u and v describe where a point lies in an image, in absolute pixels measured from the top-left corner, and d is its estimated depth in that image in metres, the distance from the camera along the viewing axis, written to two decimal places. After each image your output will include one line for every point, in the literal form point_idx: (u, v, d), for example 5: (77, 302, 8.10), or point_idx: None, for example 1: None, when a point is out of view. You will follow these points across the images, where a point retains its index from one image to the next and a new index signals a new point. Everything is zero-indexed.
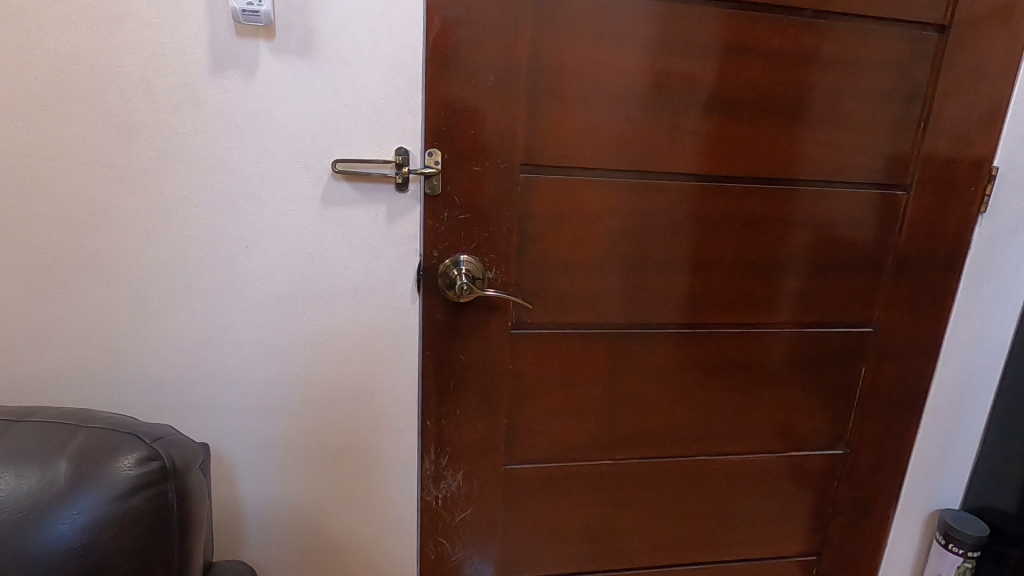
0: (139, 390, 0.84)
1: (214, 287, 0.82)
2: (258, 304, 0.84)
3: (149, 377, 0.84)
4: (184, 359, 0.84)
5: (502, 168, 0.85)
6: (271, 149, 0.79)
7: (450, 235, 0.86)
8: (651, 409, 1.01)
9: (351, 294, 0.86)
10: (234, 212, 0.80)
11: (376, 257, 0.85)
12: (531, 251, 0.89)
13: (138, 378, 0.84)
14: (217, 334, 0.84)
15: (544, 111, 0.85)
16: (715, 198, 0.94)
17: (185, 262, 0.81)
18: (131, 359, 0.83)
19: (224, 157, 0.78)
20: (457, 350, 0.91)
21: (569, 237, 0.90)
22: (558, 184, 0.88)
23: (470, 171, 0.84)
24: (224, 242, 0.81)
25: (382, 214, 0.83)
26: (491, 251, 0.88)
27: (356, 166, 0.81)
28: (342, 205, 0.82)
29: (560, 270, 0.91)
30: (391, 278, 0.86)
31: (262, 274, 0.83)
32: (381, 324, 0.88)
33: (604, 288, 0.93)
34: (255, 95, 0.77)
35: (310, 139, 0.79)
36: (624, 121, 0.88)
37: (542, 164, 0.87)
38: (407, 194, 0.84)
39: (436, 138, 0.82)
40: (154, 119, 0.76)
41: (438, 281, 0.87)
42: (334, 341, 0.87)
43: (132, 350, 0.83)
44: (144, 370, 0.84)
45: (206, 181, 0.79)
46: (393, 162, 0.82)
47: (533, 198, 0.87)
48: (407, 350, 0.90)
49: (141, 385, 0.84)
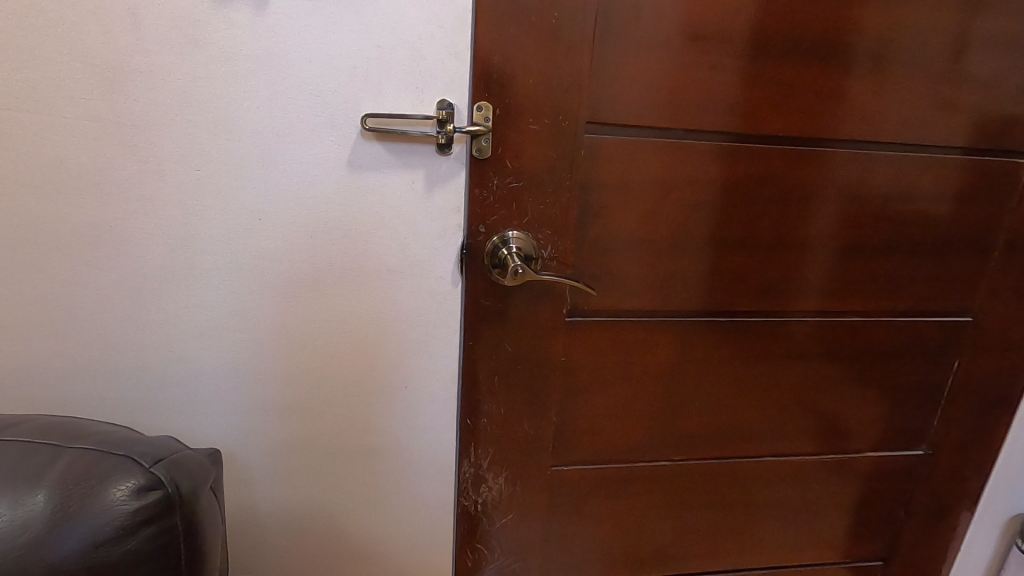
0: (137, 385, 0.73)
1: (222, 267, 0.70)
2: (275, 287, 0.72)
3: (149, 370, 0.72)
4: (191, 350, 0.72)
5: (564, 127, 0.71)
6: (288, 102, 0.65)
7: (500, 207, 0.72)
8: (717, 406, 0.90)
9: (383, 276, 0.73)
10: (244, 178, 0.67)
11: (413, 233, 0.72)
12: (593, 226, 0.76)
13: (139, 371, 0.72)
14: (228, 321, 0.72)
15: (618, 58, 0.70)
16: (807, 165, 0.80)
17: (188, 237, 0.68)
18: (127, 349, 0.71)
19: (231, 110, 0.64)
20: (505, 340, 0.79)
21: (636, 211, 0.77)
22: (629, 147, 0.74)
23: (526, 130, 0.70)
24: (233, 213, 0.68)
25: (420, 181, 0.70)
26: (546, 227, 0.74)
27: (389, 122, 0.67)
28: (373, 171, 0.68)
29: (625, 248, 0.78)
30: (429, 258, 0.73)
31: (279, 252, 0.70)
32: (418, 311, 0.76)
33: (674, 271, 0.80)
34: (267, 33, 0.62)
35: (334, 88, 0.65)
36: (710, 70, 0.73)
37: (612, 122, 0.72)
38: (450, 157, 0.69)
39: (489, 89, 0.68)
40: (142, 61, 0.61)
41: (483, 261, 0.74)
42: (363, 330, 0.75)
43: (128, 340, 0.70)
44: (144, 361, 0.72)
45: (209, 139, 0.65)
46: (435, 118, 0.67)
47: (598, 163, 0.73)
48: (446, 340, 0.78)
49: (142, 378, 0.72)
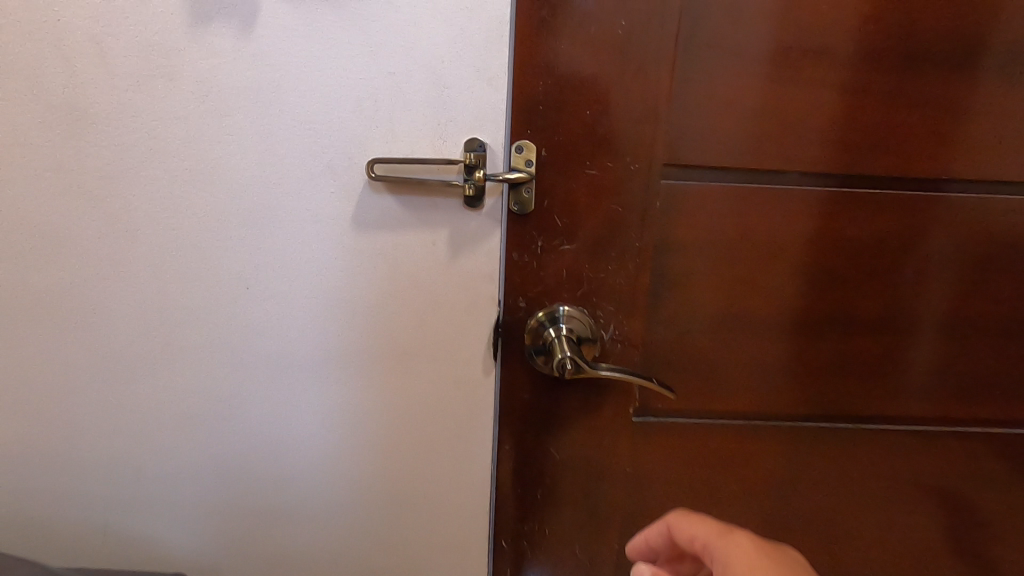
0: (110, 479, 0.61)
1: (206, 344, 0.58)
2: (268, 369, 0.58)
3: (124, 461, 0.61)
4: (173, 439, 0.60)
5: (632, 172, 0.53)
6: (279, 145, 0.51)
7: (546, 274, 0.55)
8: (838, 541, 0.66)
9: (398, 359, 0.58)
10: (230, 239, 0.54)
11: (434, 307, 0.56)
12: (671, 301, 0.57)
13: (113, 462, 0.60)
14: (214, 406, 0.59)
15: (709, 80, 0.52)
16: (982, 219, 0.57)
17: (166, 307, 0.56)
18: (99, 437, 0.59)
19: (213, 157, 0.52)
20: (551, 443, 0.61)
21: (731, 280, 0.57)
22: (723, 196, 0.55)
23: (581, 176, 0.53)
24: (219, 280, 0.56)
25: (442, 243, 0.54)
26: (608, 301, 0.57)
27: (404, 168, 0.52)
28: (383, 231, 0.54)
29: (714, 329, 0.58)
30: (455, 338, 0.57)
31: (273, 328, 0.57)
32: (440, 404, 0.59)
33: (782, 359, 0.60)
34: (253, 61, 0.49)
35: (334, 127, 0.51)
36: (838, 92, 0.53)
37: (699, 164, 0.54)
38: (482, 212, 0.53)
39: (532, 124, 0.52)
40: (111, 100, 0.50)
41: (524, 342, 0.57)
42: (373, 425, 0.60)
43: (101, 427, 0.59)
44: (119, 452, 0.60)
45: (189, 193, 0.53)
46: (462, 162, 0.51)
47: (680, 219, 0.55)
48: (477, 442, 0.60)
49: (116, 471, 0.61)
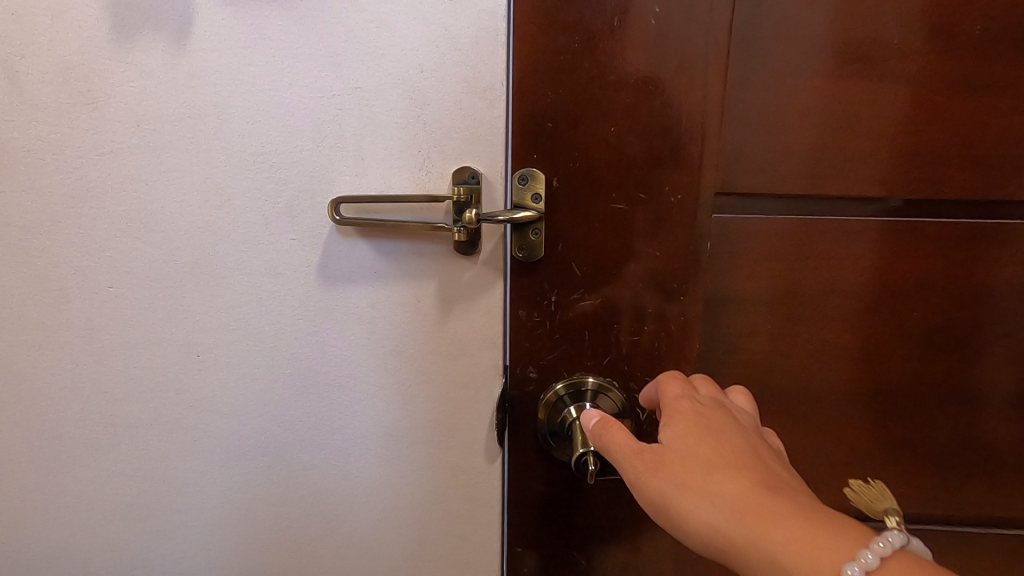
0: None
1: (149, 425, 0.46)
2: (223, 455, 0.47)
3: (60, 564, 0.50)
4: (114, 540, 0.49)
5: (672, 205, 0.41)
6: (226, 183, 0.41)
7: (562, 337, 0.43)
8: None
9: (380, 442, 0.46)
10: (173, 298, 0.44)
11: (422, 377, 0.44)
12: (727, 368, 0.44)
13: (46, 566, 0.50)
14: (159, 503, 0.48)
15: (774, 82, 0.39)
16: None
17: (101, 382, 0.46)
18: (28, 537, 0.49)
19: (148, 201, 0.42)
20: (575, 546, 0.48)
21: (808, 341, 0.43)
22: (795, 233, 0.42)
23: (604, 212, 0.41)
24: (160, 348, 0.45)
25: (430, 299, 0.43)
26: (645, 371, 0.44)
27: (377, 208, 0.41)
28: (355, 286, 0.43)
29: (785, 404, 0.45)
30: (449, 416, 0.45)
31: (228, 406, 0.46)
32: (435, 497, 0.47)
33: (878, 442, 0.45)
34: (193, 82, 0.40)
35: (291, 160, 0.41)
36: (956, 93, 0.39)
37: (762, 192, 0.41)
38: (478, 260, 0.42)
39: (540, 147, 0.40)
40: (24, 134, 0.41)
41: (535, 423, 0.45)
42: (353, 524, 0.48)
43: (30, 525, 0.49)
44: (53, 554, 0.49)
45: (121, 244, 0.43)
46: (450, 198, 0.40)
47: (739, 265, 0.42)
48: (482, 542, 0.48)
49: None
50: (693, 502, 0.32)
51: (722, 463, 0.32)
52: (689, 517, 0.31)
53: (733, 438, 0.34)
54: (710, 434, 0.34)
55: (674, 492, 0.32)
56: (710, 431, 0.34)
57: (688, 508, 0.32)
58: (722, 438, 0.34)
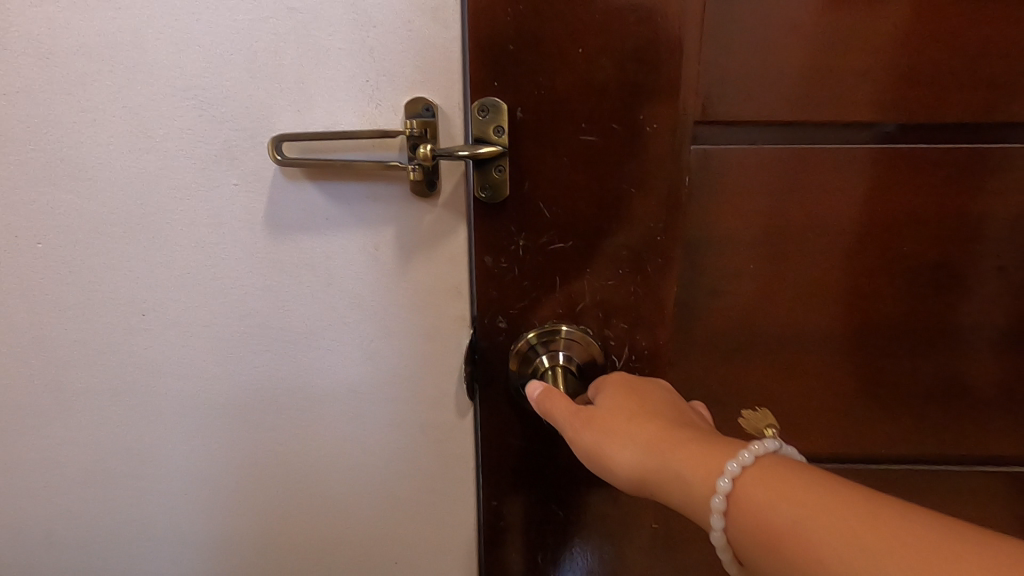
0: (5, 556, 0.48)
1: (97, 391, 0.43)
2: (180, 420, 0.44)
3: (20, 536, 0.48)
4: (74, 509, 0.47)
5: (648, 136, 0.37)
6: (155, 122, 0.37)
7: (532, 283, 0.40)
8: None
9: (345, 400, 0.44)
10: (107, 253, 0.40)
11: (385, 330, 0.42)
12: (707, 312, 0.42)
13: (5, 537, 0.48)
14: (117, 470, 0.46)
15: None
16: None
17: (39, 347, 0.42)
18: None
19: (68, 145, 0.38)
20: (553, 498, 0.46)
21: (793, 281, 0.41)
22: (780, 164, 0.38)
23: (574, 145, 0.37)
24: (99, 308, 0.41)
25: (388, 246, 0.40)
26: (620, 317, 0.41)
27: (324, 146, 0.37)
28: (307, 234, 0.39)
29: (768, 347, 0.43)
30: (417, 370, 0.43)
31: (179, 368, 0.43)
32: (406, 453, 0.45)
33: (863, 383, 0.44)
34: (106, 4, 0.35)
35: (224, 94, 0.36)
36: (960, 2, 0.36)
37: (745, 119, 0.37)
38: (437, 202, 0.39)
39: (501, 73, 0.36)
40: None
41: (506, 375, 0.43)
42: (322, 483, 0.46)
43: None
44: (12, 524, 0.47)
45: (43, 195, 0.39)
46: (403, 133, 0.36)
47: (719, 201, 0.39)
48: (458, 497, 0.47)
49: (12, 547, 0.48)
50: (613, 442, 0.33)
51: (642, 410, 0.34)
52: (610, 457, 0.33)
53: (654, 395, 0.36)
54: (633, 392, 0.36)
55: (594, 432, 0.34)
56: (633, 390, 0.36)
57: (611, 452, 0.33)
58: (647, 394, 0.36)
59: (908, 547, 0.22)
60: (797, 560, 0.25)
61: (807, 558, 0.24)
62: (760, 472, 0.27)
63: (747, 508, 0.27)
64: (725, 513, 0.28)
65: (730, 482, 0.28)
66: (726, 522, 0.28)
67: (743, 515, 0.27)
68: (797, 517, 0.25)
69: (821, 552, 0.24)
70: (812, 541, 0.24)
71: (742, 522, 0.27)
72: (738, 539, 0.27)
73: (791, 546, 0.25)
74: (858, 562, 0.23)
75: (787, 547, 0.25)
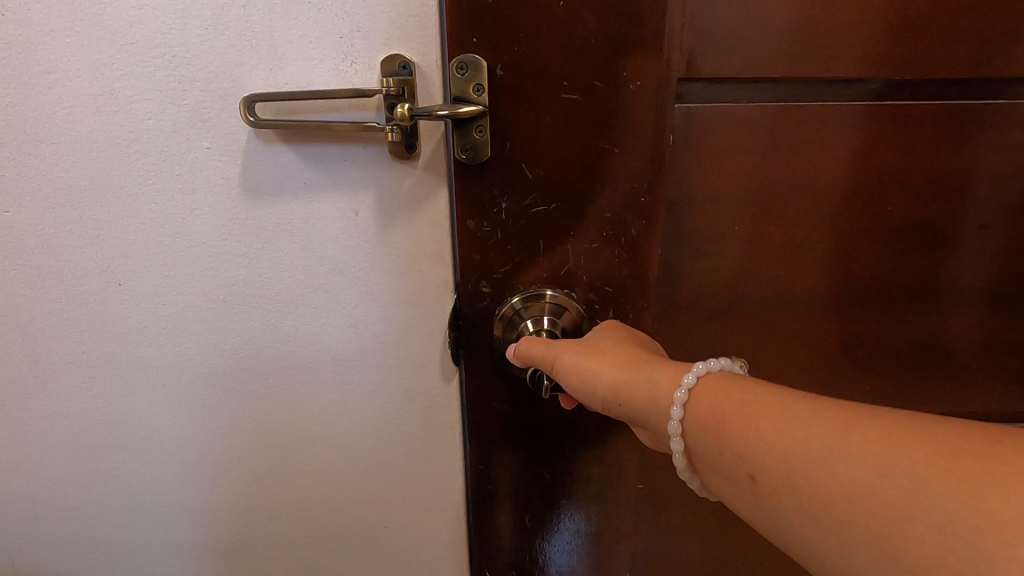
0: None
1: (76, 363, 0.43)
2: (161, 390, 0.44)
3: (4, 508, 0.48)
4: (61, 480, 0.47)
5: (632, 95, 0.36)
6: (120, 83, 0.36)
7: (515, 246, 0.40)
8: None
9: (329, 368, 0.43)
10: (78, 220, 0.39)
11: (368, 296, 0.41)
12: (691, 274, 0.42)
13: None
14: (102, 442, 0.45)
15: None
16: None
17: (12, 318, 0.41)
18: None
19: (28, 107, 0.36)
20: (540, 461, 0.47)
21: (777, 242, 0.41)
22: (765, 123, 0.38)
23: (556, 105, 0.37)
24: (74, 278, 0.40)
25: (368, 210, 0.39)
26: (604, 281, 0.41)
27: (299, 107, 0.36)
28: (284, 199, 0.38)
29: (751, 309, 0.43)
30: (401, 336, 0.43)
31: (159, 338, 0.42)
32: (392, 419, 0.45)
33: (844, 344, 0.44)
34: None
35: (192, 53, 0.35)
36: None
37: (730, 76, 0.37)
38: (417, 164, 0.38)
39: (480, 28, 0.35)
40: None
41: (491, 340, 0.43)
42: (309, 451, 0.46)
43: None
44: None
45: (5, 160, 0.37)
46: (381, 92, 0.35)
47: (704, 161, 0.39)
48: (446, 462, 0.47)
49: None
50: (589, 358, 0.36)
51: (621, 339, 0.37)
52: (584, 369, 0.35)
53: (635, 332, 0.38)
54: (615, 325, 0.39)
55: (573, 350, 0.37)
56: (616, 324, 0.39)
57: (586, 366, 0.36)
58: (629, 329, 0.38)
59: (832, 417, 0.26)
60: (740, 436, 0.28)
61: (747, 431, 0.28)
62: (723, 374, 0.31)
63: (704, 400, 0.30)
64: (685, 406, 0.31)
65: (695, 377, 0.31)
66: (685, 411, 0.31)
67: (701, 409, 0.30)
68: (746, 403, 0.29)
69: (761, 425, 0.27)
70: (754, 418, 0.28)
71: (697, 412, 0.30)
72: (692, 428, 0.30)
73: (736, 424, 0.28)
74: (791, 430, 0.26)
75: (734, 426, 0.28)
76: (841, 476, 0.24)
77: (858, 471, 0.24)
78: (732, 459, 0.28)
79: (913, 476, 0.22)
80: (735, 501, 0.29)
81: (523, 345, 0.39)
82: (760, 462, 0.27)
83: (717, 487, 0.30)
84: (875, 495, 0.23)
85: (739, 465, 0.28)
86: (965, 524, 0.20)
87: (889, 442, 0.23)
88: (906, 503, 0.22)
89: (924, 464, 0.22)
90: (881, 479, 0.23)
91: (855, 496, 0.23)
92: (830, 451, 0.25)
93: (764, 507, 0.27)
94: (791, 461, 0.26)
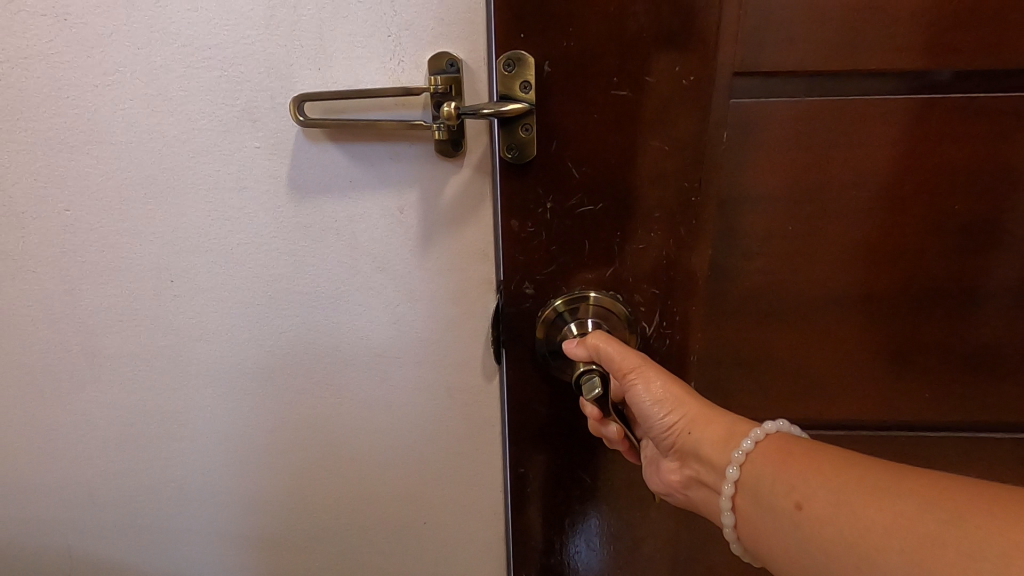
0: (53, 511, 0.50)
1: (131, 356, 0.44)
2: (210, 385, 0.45)
3: (63, 493, 0.49)
4: (115, 468, 0.48)
5: (682, 92, 0.35)
6: (175, 83, 0.36)
7: (560, 247, 0.39)
8: None
9: (372, 365, 0.44)
10: (134, 217, 0.40)
11: (411, 294, 0.41)
12: (740, 276, 0.40)
13: (52, 493, 0.49)
14: (153, 432, 0.47)
15: None
16: None
17: (72, 312, 0.43)
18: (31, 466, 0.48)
19: (89, 108, 0.37)
20: (580, 462, 0.46)
21: (832, 242, 0.39)
22: (823, 118, 0.36)
23: (603, 102, 0.36)
24: (129, 272, 0.41)
25: (412, 208, 0.39)
26: (650, 282, 0.40)
27: (347, 106, 0.36)
28: (331, 197, 0.39)
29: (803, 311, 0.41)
30: (443, 334, 0.43)
31: (209, 333, 0.43)
32: (433, 416, 0.45)
33: (902, 349, 0.42)
34: None
35: (242, 53, 0.35)
36: None
37: (787, 69, 0.35)
38: (462, 163, 0.38)
39: (528, 24, 0.34)
40: None
41: (534, 341, 0.42)
42: (350, 446, 0.47)
43: (30, 455, 0.48)
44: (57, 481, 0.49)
45: (67, 160, 0.38)
46: (428, 91, 0.35)
47: (756, 159, 0.37)
48: (486, 460, 0.47)
49: (60, 503, 0.50)
50: (666, 381, 0.37)
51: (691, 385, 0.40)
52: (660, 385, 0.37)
53: None
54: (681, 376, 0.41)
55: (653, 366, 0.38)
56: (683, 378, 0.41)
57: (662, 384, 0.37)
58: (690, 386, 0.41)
59: (887, 468, 0.28)
60: (796, 473, 0.31)
61: (806, 468, 0.31)
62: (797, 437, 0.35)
63: (776, 440, 0.34)
64: (758, 441, 0.34)
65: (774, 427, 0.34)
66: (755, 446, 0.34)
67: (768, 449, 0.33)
68: (809, 451, 0.32)
69: (820, 466, 0.31)
70: (816, 459, 0.31)
71: (764, 450, 0.34)
72: (753, 460, 0.34)
73: (796, 461, 0.32)
74: (846, 470, 0.29)
75: (794, 462, 0.32)
76: (887, 508, 0.26)
77: (902, 503, 0.26)
78: (784, 491, 0.31)
79: (950, 513, 0.24)
80: (773, 533, 0.31)
81: (596, 337, 0.38)
82: (810, 494, 0.30)
83: (757, 520, 0.33)
84: (913, 525, 0.25)
85: (788, 495, 0.31)
86: (992, 552, 0.22)
87: (933, 485, 0.26)
88: (938, 531, 0.24)
89: (964, 504, 0.24)
90: (922, 513, 0.25)
91: (894, 525, 0.25)
92: (879, 487, 0.27)
93: (803, 536, 0.29)
94: (840, 493, 0.28)
